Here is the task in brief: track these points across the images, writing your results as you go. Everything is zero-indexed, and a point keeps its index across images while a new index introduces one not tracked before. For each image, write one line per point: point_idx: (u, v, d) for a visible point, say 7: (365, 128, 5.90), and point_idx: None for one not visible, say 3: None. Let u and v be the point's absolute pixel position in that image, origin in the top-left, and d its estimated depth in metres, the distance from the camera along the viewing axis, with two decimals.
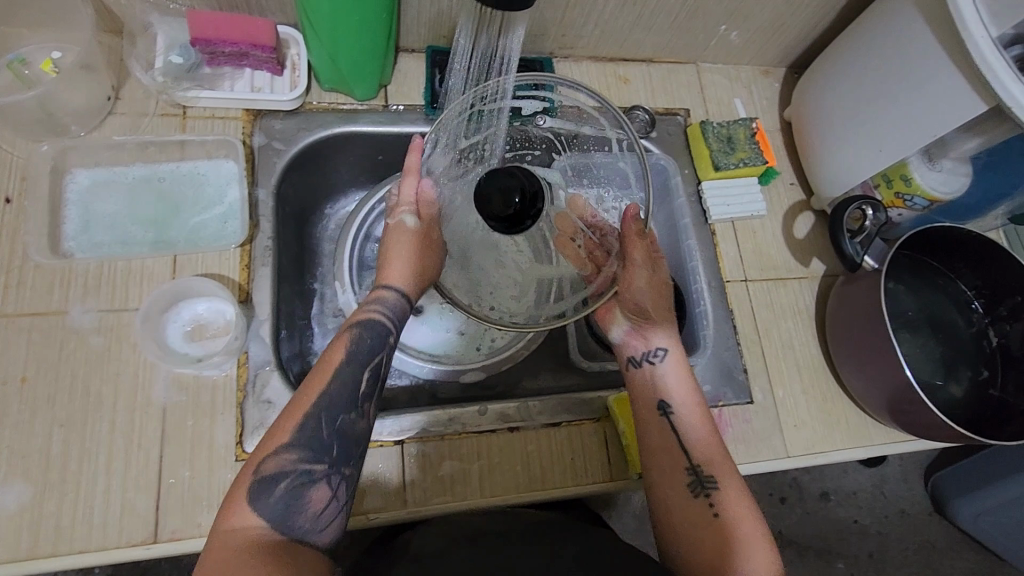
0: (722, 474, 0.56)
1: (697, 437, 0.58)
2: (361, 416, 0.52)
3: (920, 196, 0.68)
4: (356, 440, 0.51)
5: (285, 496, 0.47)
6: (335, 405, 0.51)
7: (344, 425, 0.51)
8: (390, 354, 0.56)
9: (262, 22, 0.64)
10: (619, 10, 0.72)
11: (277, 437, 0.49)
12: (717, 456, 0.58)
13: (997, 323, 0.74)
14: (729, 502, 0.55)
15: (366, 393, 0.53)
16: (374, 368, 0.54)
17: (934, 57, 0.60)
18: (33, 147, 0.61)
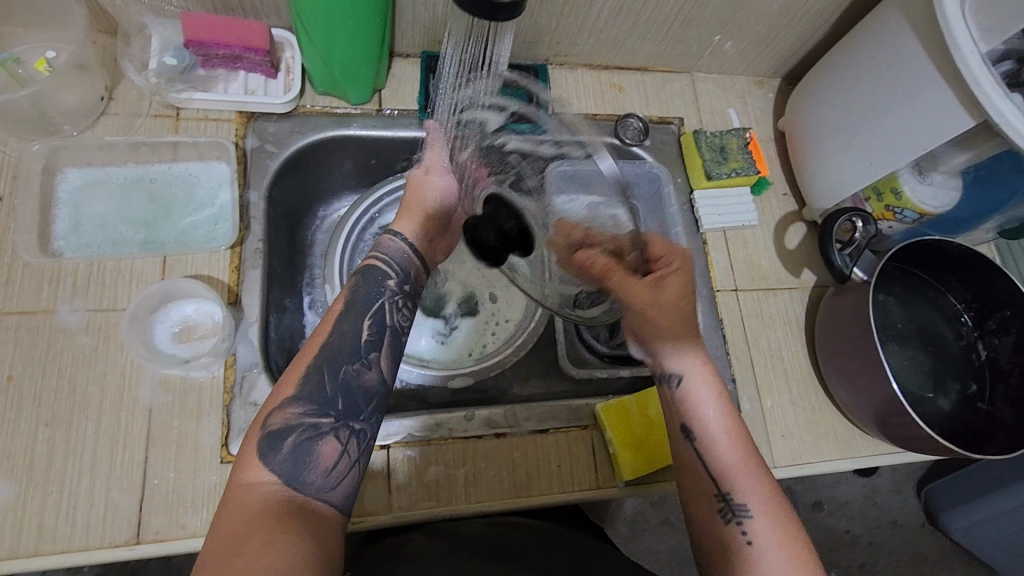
0: (755, 499, 0.53)
1: (724, 458, 0.54)
2: (367, 367, 0.53)
3: (911, 209, 0.68)
4: (360, 392, 0.52)
5: (293, 452, 0.47)
6: (336, 358, 0.52)
7: (347, 378, 0.52)
8: (391, 303, 0.57)
9: (256, 25, 0.64)
10: (613, 19, 0.72)
11: (283, 392, 0.50)
12: (751, 479, 0.54)
13: (986, 337, 0.74)
14: (768, 530, 0.51)
15: (371, 341, 0.54)
16: (377, 319, 0.56)
17: (926, 72, 0.60)
18: (25, 146, 0.62)
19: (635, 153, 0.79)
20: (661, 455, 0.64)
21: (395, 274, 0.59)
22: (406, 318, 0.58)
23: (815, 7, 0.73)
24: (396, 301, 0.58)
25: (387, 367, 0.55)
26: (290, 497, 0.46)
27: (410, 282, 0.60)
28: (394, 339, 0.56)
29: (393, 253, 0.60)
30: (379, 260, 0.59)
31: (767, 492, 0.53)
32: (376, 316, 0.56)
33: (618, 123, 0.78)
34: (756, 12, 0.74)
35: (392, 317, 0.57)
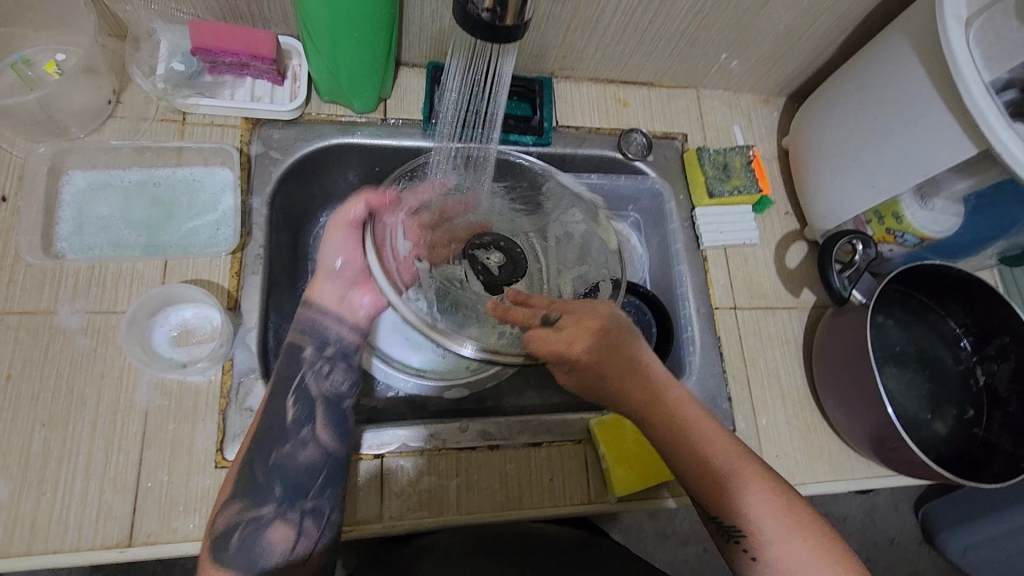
0: (753, 507, 0.51)
1: (711, 471, 0.53)
2: (303, 445, 0.55)
3: (912, 233, 0.68)
4: (300, 469, 0.54)
5: (240, 548, 0.51)
6: (265, 444, 0.54)
7: (280, 461, 0.54)
8: (314, 372, 0.58)
9: (264, 34, 0.65)
10: (620, 34, 0.72)
11: (223, 491, 0.53)
12: (746, 487, 0.52)
13: (985, 363, 0.74)
14: (780, 536, 0.50)
15: (300, 419, 0.56)
16: (301, 395, 0.57)
17: (931, 98, 0.60)
18: (32, 147, 0.62)
19: (638, 168, 0.79)
20: (653, 472, 0.64)
21: (313, 342, 0.59)
22: (340, 381, 0.59)
23: (822, 27, 0.73)
24: (320, 369, 0.58)
25: (324, 435, 0.56)
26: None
27: (332, 343, 0.60)
28: (327, 405, 0.58)
29: (309, 324, 0.60)
30: (299, 333, 0.59)
31: (767, 492, 0.52)
32: (299, 391, 0.57)
33: (622, 137, 0.78)
34: (763, 31, 0.74)
35: (321, 384, 0.58)
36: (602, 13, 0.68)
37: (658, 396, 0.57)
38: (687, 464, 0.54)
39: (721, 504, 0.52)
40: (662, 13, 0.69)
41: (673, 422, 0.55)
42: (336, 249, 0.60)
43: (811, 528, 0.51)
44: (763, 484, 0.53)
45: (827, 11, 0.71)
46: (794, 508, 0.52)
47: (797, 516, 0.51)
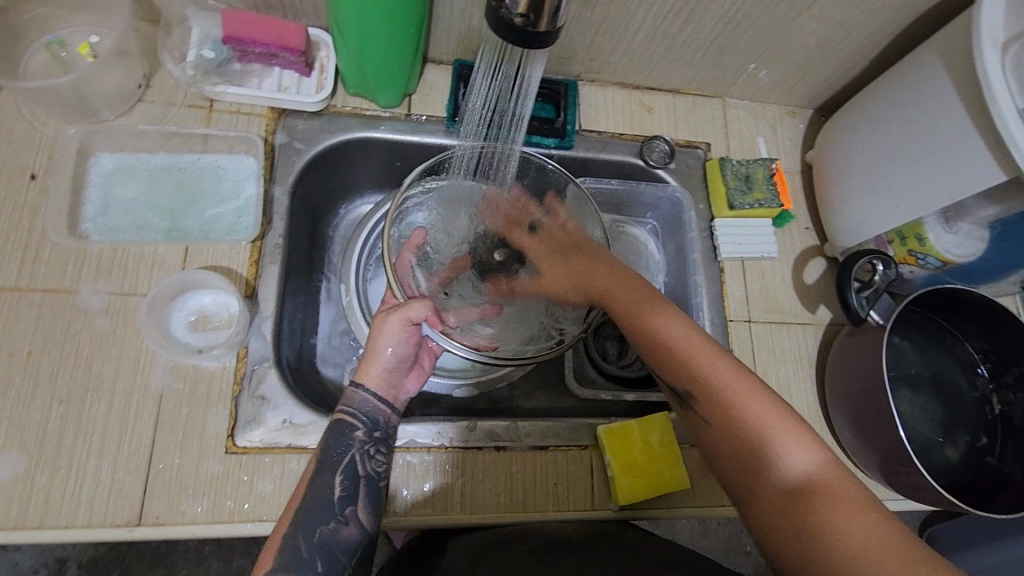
0: (717, 387, 0.51)
1: (675, 357, 0.53)
2: (344, 523, 0.52)
3: (934, 256, 0.68)
4: (338, 547, 0.51)
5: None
6: (311, 516, 0.51)
7: (325, 537, 0.51)
8: (362, 452, 0.56)
9: (294, 26, 0.65)
10: (649, 40, 0.72)
11: (262, 565, 0.48)
12: (712, 374, 0.51)
13: (1001, 391, 0.73)
14: (742, 417, 0.49)
15: (345, 495, 0.53)
16: (348, 472, 0.54)
17: (960, 121, 0.59)
18: (62, 127, 0.63)
19: (659, 176, 0.78)
20: (659, 483, 0.64)
21: (363, 423, 0.57)
22: (382, 463, 0.57)
23: (854, 42, 0.72)
24: (367, 450, 0.56)
25: (365, 515, 0.54)
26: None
27: (381, 427, 0.58)
28: (369, 486, 0.55)
29: (360, 409, 0.57)
30: (347, 414, 0.57)
31: (732, 379, 0.51)
32: (347, 468, 0.54)
33: (645, 143, 0.78)
34: (795, 43, 0.73)
35: (366, 465, 0.56)
36: (632, 18, 0.68)
37: (633, 298, 0.58)
38: (653, 351, 0.55)
39: (686, 386, 0.52)
40: (693, 20, 0.69)
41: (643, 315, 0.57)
42: (391, 343, 0.58)
43: (777, 414, 0.48)
44: (734, 374, 0.51)
45: (861, 26, 0.70)
46: (764, 395, 0.50)
47: (766, 404, 0.49)
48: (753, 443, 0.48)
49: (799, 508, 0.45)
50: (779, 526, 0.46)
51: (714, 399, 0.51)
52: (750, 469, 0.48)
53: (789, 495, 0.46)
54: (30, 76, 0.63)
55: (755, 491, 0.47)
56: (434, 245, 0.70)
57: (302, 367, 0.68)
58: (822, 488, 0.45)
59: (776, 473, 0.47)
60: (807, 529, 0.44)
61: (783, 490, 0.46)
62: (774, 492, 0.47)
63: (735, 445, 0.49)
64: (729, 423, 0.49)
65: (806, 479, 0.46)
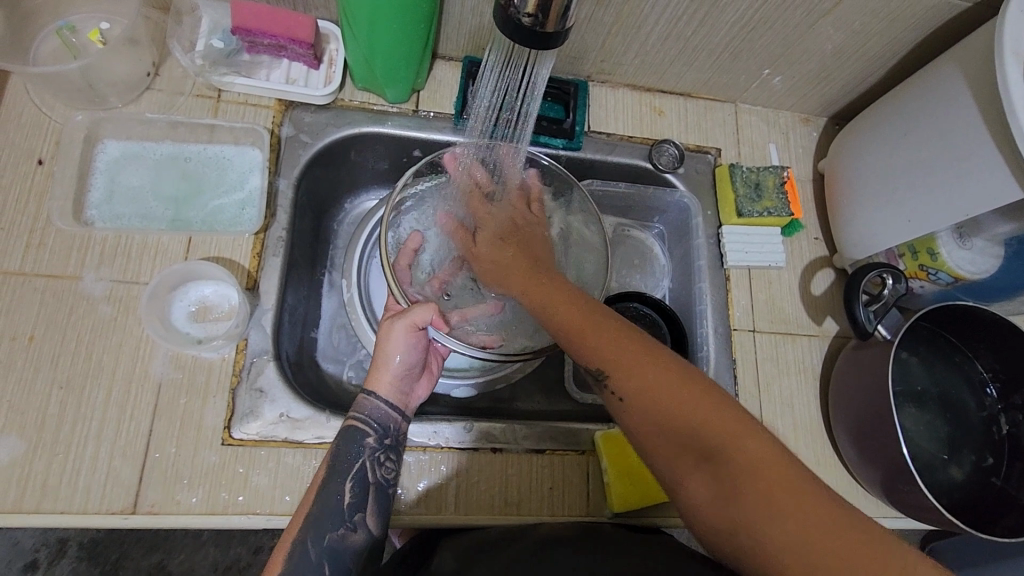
0: (638, 373, 0.48)
1: (597, 344, 0.50)
2: (353, 529, 0.53)
3: (946, 272, 0.66)
4: (347, 553, 0.52)
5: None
6: (320, 522, 0.52)
7: (333, 543, 0.52)
8: (373, 459, 0.56)
9: (303, 18, 0.65)
10: (661, 42, 0.71)
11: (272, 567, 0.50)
12: (630, 360, 0.48)
13: (1010, 412, 0.71)
14: (661, 402, 0.46)
15: (355, 502, 0.54)
16: (359, 478, 0.55)
17: (979, 136, 0.58)
18: (71, 114, 0.63)
19: (668, 180, 0.77)
20: (654, 491, 0.63)
21: (374, 430, 0.57)
22: (392, 469, 0.57)
23: (872, 50, 0.71)
24: (378, 457, 0.56)
25: (374, 521, 0.55)
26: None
27: (391, 434, 0.58)
28: (378, 492, 0.56)
29: (372, 415, 0.57)
30: (358, 420, 0.57)
31: (652, 361, 0.48)
32: (358, 475, 0.55)
33: (654, 147, 0.77)
34: (811, 50, 0.71)
35: (376, 472, 0.56)
36: (645, 19, 0.67)
37: (553, 288, 0.56)
38: (570, 338, 0.52)
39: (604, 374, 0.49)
40: (707, 23, 0.67)
41: (561, 304, 0.54)
42: (400, 349, 0.58)
43: (702, 392, 0.46)
44: (653, 357, 0.49)
45: (879, 34, 0.68)
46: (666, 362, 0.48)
47: (689, 383, 0.46)
48: (677, 425, 0.45)
49: (730, 491, 0.42)
50: (714, 510, 0.43)
51: (633, 387, 0.47)
52: (676, 450, 0.45)
53: (720, 477, 0.43)
54: (41, 62, 0.63)
55: (692, 478, 0.44)
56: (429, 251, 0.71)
57: (301, 360, 0.68)
58: (749, 467, 0.42)
59: (701, 453, 0.44)
60: (747, 513, 0.41)
61: (713, 469, 0.43)
62: (700, 475, 0.44)
63: (658, 431, 0.46)
64: (649, 408, 0.46)
65: (740, 460, 0.43)
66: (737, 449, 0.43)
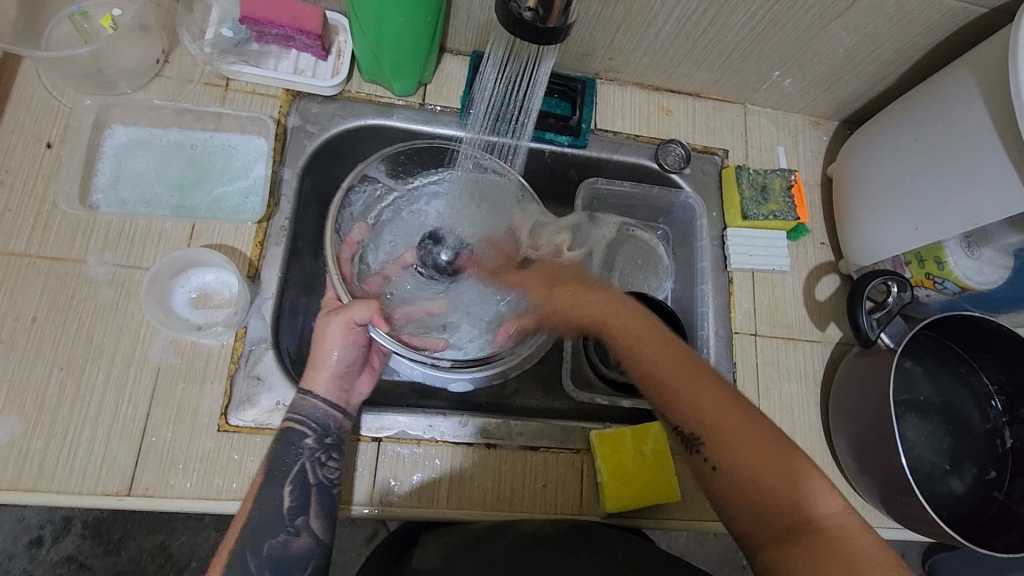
0: (732, 437, 0.47)
1: (689, 398, 0.50)
2: (295, 534, 0.52)
3: (953, 281, 0.65)
4: (290, 560, 0.52)
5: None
6: (261, 530, 0.52)
7: (274, 550, 0.51)
8: (312, 460, 0.55)
9: (311, 9, 0.65)
10: (671, 41, 0.70)
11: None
12: (729, 427, 0.47)
13: (1015, 425, 0.70)
14: (757, 474, 0.45)
15: (295, 506, 0.53)
16: (299, 481, 0.54)
17: (989, 144, 0.57)
18: (80, 98, 0.64)
19: (674, 180, 0.77)
20: (648, 494, 0.63)
21: (312, 430, 0.56)
22: (335, 469, 0.56)
23: (884, 55, 0.70)
24: (318, 457, 0.56)
25: (319, 523, 0.54)
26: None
27: (332, 433, 0.57)
28: (321, 494, 0.55)
29: (309, 415, 0.57)
30: (295, 421, 0.56)
31: (755, 432, 0.47)
32: (297, 479, 0.54)
33: (660, 147, 0.76)
34: (822, 53, 0.70)
35: (318, 473, 0.55)
36: (654, 18, 0.66)
37: (647, 333, 0.55)
38: (663, 393, 0.51)
39: (699, 434, 0.48)
40: (717, 23, 0.67)
41: (657, 353, 0.53)
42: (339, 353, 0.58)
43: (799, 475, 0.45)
44: (762, 432, 0.47)
45: (892, 39, 0.67)
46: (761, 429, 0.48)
47: (791, 462, 0.45)
48: (771, 496, 0.44)
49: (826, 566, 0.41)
50: None
51: (718, 445, 0.47)
52: (758, 524, 0.45)
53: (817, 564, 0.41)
54: (52, 46, 0.64)
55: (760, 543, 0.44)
56: (378, 238, 0.75)
57: (301, 349, 0.69)
58: (837, 538, 0.42)
59: (799, 535, 0.43)
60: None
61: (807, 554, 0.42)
62: (791, 554, 0.42)
63: (745, 505, 0.45)
64: (746, 476, 0.46)
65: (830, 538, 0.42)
66: (824, 526, 0.43)
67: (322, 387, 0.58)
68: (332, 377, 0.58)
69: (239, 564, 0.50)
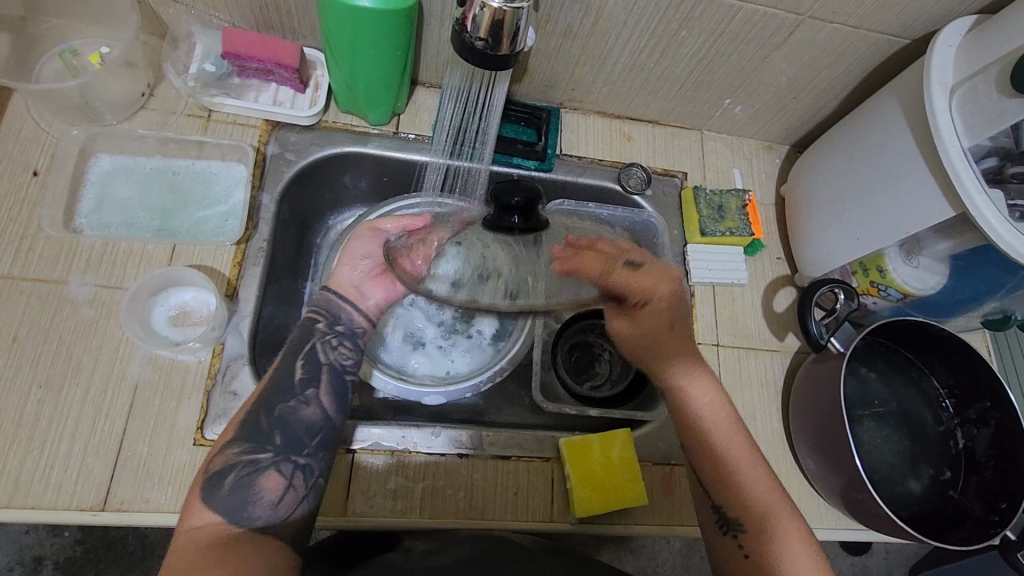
0: (765, 533, 0.57)
1: (740, 482, 0.60)
2: (305, 403, 0.57)
3: (895, 288, 0.69)
4: (299, 424, 0.56)
5: (233, 488, 0.52)
6: (273, 396, 0.57)
7: (283, 414, 0.56)
8: (323, 342, 0.61)
9: (289, 44, 0.69)
10: (627, 72, 0.76)
11: (226, 434, 0.55)
12: (765, 522, 0.57)
13: (966, 426, 0.74)
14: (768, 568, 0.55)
15: (306, 379, 0.59)
16: (311, 359, 0.60)
17: (911, 158, 0.62)
18: (67, 129, 0.67)
19: (636, 202, 0.81)
20: (617, 499, 0.65)
21: (327, 318, 0.63)
22: (346, 355, 0.62)
23: (822, 83, 0.76)
24: (329, 340, 0.62)
25: (327, 400, 0.58)
26: (237, 531, 0.49)
27: (342, 322, 0.63)
28: (332, 374, 0.60)
29: (326, 305, 0.64)
30: (316, 311, 0.64)
31: (785, 535, 0.57)
32: (310, 356, 0.60)
33: (623, 170, 0.81)
34: (767, 82, 0.76)
35: (329, 355, 0.61)
36: (609, 51, 0.72)
37: (720, 410, 0.64)
38: (714, 466, 0.61)
39: (740, 521, 0.58)
40: (667, 55, 0.72)
41: (728, 434, 0.62)
42: (359, 253, 0.67)
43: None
44: (789, 537, 0.57)
45: (828, 69, 0.73)
46: (793, 535, 0.57)
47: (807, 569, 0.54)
48: None
49: None
50: None
51: (758, 544, 0.56)
52: None
53: None
54: (42, 80, 0.68)
55: None
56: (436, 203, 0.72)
57: None
58: None
59: None
60: None
61: None
62: None
63: None
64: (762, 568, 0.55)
65: None
66: None
67: (341, 284, 0.66)
68: (353, 276, 0.67)
69: (252, 423, 0.55)
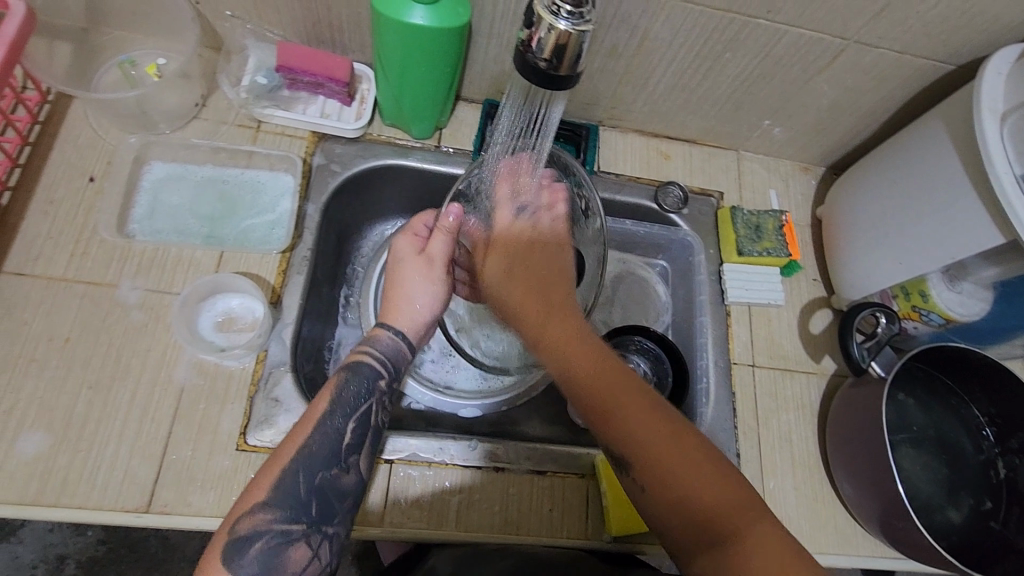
0: (646, 442, 0.51)
1: (614, 399, 0.54)
2: (345, 471, 0.53)
3: (937, 313, 0.69)
4: (338, 493, 0.52)
5: (261, 558, 0.48)
6: (315, 458, 0.52)
7: (324, 482, 0.52)
8: (379, 403, 0.58)
9: (340, 59, 0.71)
10: (668, 92, 0.76)
11: (255, 493, 0.50)
12: (643, 430, 0.52)
13: (1007, 456, 0.72)
14: (662, 474, 0.50)
15: (352, 444, 0.54)
16: (362, 421, 0.56)
17: (960, 184, 0.62)
18: (124, 137, 0.70)
19: (672, 221, 0.82)
20: None
21: (387, 374, 0.60)
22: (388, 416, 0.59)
23: (864, 106, 0.76)
24: (384, 402, 0.58)
25: (365, 464, 0.55)
26: None
27: (399, 380, 0.61)
28: (374, 439, 0.57)
29: (384, 353, 0.61)
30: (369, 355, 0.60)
31: (670, 435, 0.52)
32: (362, 418, 0.56)
33: (659, 188, 0.81)
34: (807, 104, 0.77)
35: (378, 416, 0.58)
36: (653, 71, 0.73)
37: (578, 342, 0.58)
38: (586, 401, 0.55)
39: (627, 450, 0.52)
40: (710, 76, 0.73)
41: (594, 362, 0.56)
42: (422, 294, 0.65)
43: (713, 481, 0.49)
44: (672, 432, 0.52)
45: (870, 93, 0.73)
46: (682, 439, 0.52)
47: (702, 460, 0.50)
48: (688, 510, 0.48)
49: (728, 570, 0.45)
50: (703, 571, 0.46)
51: (648, 465, 0.51)
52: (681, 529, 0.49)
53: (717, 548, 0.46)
54: (101, 89, 0.70)
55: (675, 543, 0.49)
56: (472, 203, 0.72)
57: (316, 375, 0.71)
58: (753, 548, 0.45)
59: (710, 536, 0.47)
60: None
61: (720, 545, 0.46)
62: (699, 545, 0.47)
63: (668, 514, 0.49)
64: (659, 480, 0.50)
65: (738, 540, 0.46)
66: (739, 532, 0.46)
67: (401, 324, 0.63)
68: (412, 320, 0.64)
69: (291, 489, 0.50)
